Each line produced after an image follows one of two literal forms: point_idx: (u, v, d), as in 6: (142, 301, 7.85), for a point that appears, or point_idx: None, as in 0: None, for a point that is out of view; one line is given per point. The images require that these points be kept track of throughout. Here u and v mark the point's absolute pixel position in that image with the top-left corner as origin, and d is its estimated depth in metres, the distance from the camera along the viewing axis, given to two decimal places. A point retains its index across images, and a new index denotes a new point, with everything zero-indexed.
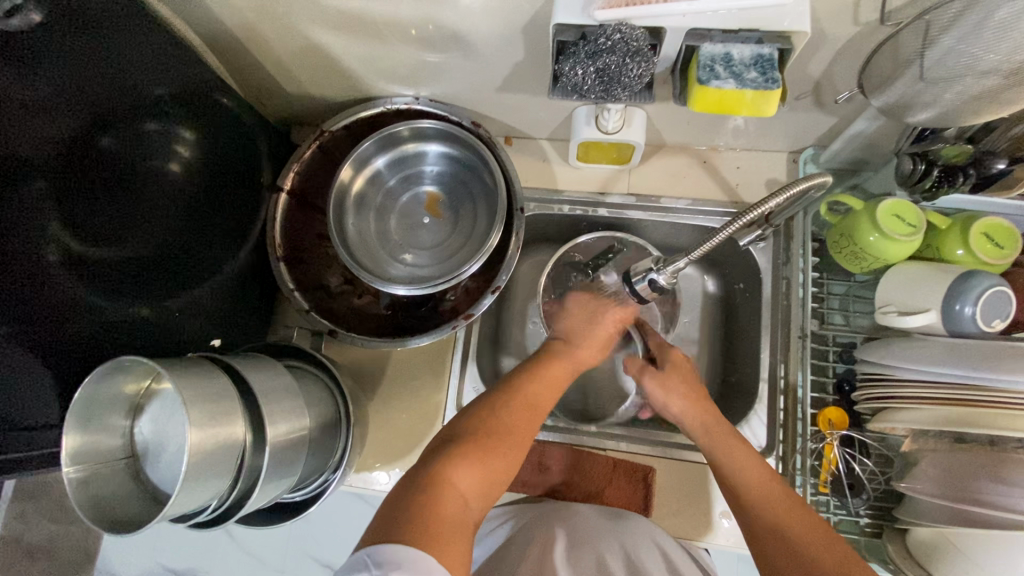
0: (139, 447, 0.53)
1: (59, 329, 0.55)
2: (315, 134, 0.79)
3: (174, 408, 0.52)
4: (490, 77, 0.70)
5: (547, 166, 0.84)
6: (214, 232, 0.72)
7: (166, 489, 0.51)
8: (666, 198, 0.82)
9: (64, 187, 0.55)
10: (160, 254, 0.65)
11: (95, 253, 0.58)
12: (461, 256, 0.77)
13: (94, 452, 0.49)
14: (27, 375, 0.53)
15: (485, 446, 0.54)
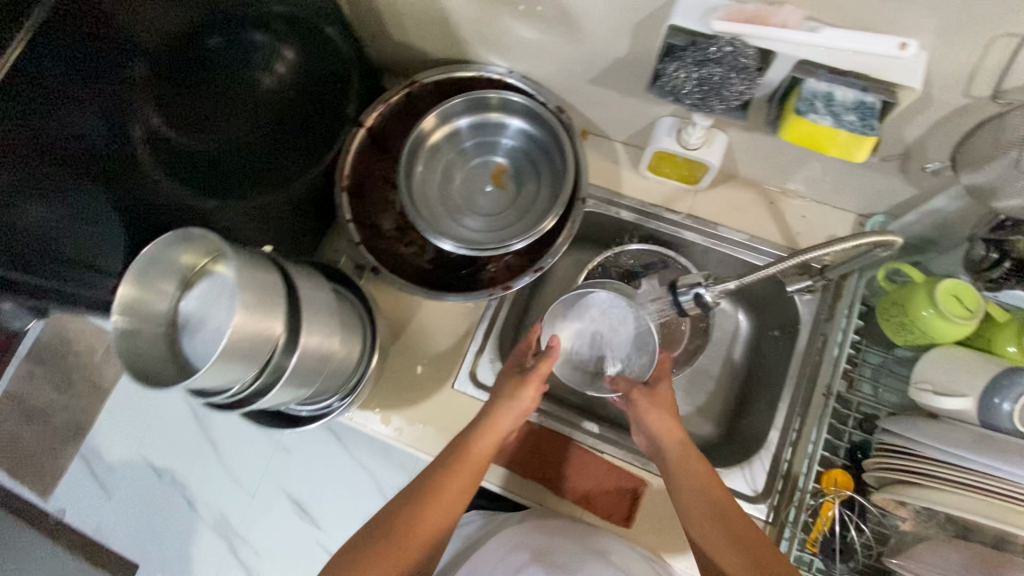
0: (179, 316, 0.55)
1: (128, 198, 0.59)
2: (406, 82, 0.81)
3: (220, 291, 0.55)
4: (587, 67, 0.71)
5: (615, 168, 0.85)
6: (290, 148, 0.75)
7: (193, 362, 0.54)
8: (724, 228, 0.82)
9: (157, 76, 0.59)
10: (234, 154, 0.68)
11: (175, 140, 0.62)
12: (515, 230, 0.79)
13: (140, 307, 0.52)
14: (99, 224, 0.58)
15: (398, 532, 0.58)
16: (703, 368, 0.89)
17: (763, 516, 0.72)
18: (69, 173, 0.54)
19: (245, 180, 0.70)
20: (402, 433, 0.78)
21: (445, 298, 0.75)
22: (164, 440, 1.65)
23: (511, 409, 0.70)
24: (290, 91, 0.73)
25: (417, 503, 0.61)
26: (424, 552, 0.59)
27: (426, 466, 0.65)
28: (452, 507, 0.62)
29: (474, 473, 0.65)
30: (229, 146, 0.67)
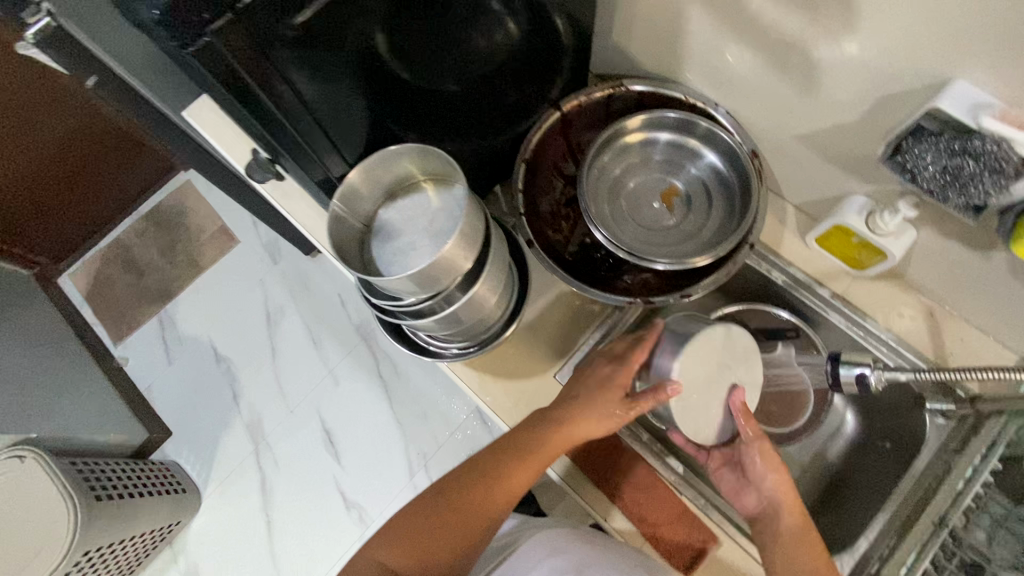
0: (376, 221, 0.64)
1: (346, 107, 0.65)
2: (614, 82, 0.83)
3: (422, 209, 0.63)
4: (802, 123, 0.72)
5: (780, 229, 0.84)
6: (483, 107, 0.79)
7: (384, 264, 0.61)
8: (874, 322, 0.79)
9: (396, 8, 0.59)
10: (433, 99, 0.72)
11: (389, 66, 0.64)
12: (667, 252, 0.77)
13: (353, 206, 0.61)
14: (327, 120, 0.64)
15: (457, 504, 0.66)
16: (793, 453, 0.86)
17: None
18: (308, 75, 0.58)
19: (438, 123, 0.75)
20: (494, 402, 0.79)
21: (584, 290, 0.76)
22: (236, 332, 1.74)
23: (588, 415, 0.66)
24: (504, 54, 0.75)
25: (479, 484, 0.67)
26: (477, 530, 0.66)
27: (497, 444, 0.70)
28: (504, 496, 0.67)
29: (537, 468, 0.67)
30: (432, 90, 0.71)
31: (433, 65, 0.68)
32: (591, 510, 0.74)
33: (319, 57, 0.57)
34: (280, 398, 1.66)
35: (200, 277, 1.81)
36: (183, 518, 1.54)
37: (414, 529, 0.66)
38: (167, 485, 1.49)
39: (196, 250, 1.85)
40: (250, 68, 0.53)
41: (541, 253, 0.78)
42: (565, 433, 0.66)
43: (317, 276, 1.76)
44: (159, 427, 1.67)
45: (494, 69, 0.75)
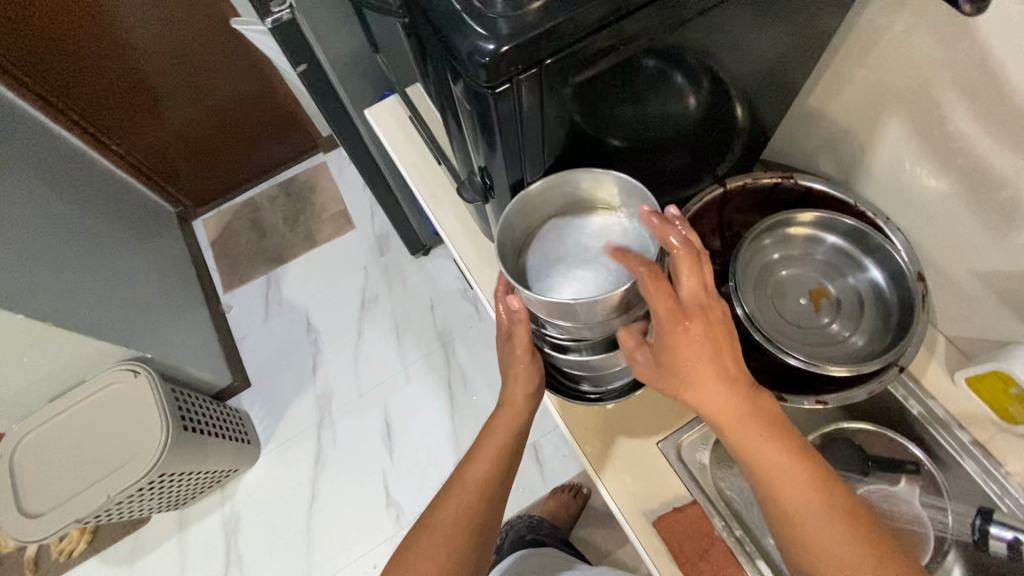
0: (543, 229, 0.68)
1: (526, 170, 0.62)
2: (784, 173, 0.83)
3: (594, 235, 0.66)
4: (987, 257, 0.70)
5: (926, 357, 0.80)
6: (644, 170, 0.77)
7: (535, 275, 0.64)
8: (1018, 484, 0.73)
9: (600, 88, 0.57)
10: (602, 162, 0.71)
11: (578, 136, 0.62)
12: (809, 351, 0.74)
13: (530, 209, 0.65)
14: (515, 170, 0.62)
15: (475, 487, 0.66)
16: None
17: None
18: (513, 132, 0.56)
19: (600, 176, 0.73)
20: (594, 451, 0.79)
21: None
22: (331, 309, 1.85)
23: (512, 400, 0.71)
24: (681, 127, 0.72)
25: (487, 459, 0.69)
26: (495, 506, 0.67)
27: (493, 424, 0.71)
28: (502, 449, 0.69)
29: (516, 421, 0.71)
30: (604, 156, 0.70)
31: (617, 134, 0.67)
32: None
33: (532, 123, 0.56)
34: (354, 380, 1.74)
35: (313, 250, 1.95)
36: (240, 467, 1.63)
37: (446, 528, 0.63)
38: (233, 433, 1.58)
39: (315, 225, 2.00)
40: (497, 124, 0.54)
41: None
42: (506, 410, 0.71)
43: (417, 276, 1.85)
44: (242, 376, 1.78)
45: (673, 141, 0.74)
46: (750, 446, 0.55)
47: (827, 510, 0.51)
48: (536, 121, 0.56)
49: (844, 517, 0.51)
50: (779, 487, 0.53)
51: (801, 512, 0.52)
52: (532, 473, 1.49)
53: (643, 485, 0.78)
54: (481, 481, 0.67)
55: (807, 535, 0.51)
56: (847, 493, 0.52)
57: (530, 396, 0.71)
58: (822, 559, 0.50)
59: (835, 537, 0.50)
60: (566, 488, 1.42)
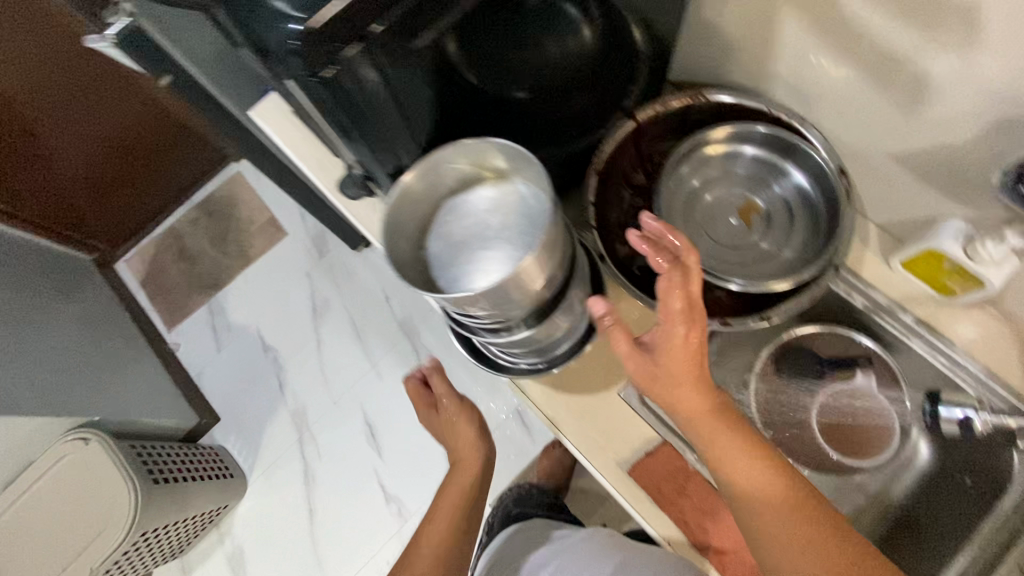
0: (437, 214, 0.62)
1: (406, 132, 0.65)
2: (693, 93, 0.80)
3: (489, 208, 0.61)
4: (900, 138, 0.68)
5: (862, 248, 0.80)
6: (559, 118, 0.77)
7: (437, 268, 0.59)
8: (961, 353, 0.75)
9: (470, 28, 0.58)
10: (510, 112, 0.73)
11: (467, 87, 0.65)
12: (747, 273, 0.75)
13: (411, 204, 0.59)
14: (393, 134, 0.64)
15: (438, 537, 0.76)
16: None
17: None
18: (372, 103, 0.58)
19: (507, 135, 0.74)
20: (558, 416, 0.78)
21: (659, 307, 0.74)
22: (283, 323, 1.78)
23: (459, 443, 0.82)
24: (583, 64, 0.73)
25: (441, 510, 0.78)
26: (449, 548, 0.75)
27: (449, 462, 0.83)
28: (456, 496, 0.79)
29: (465, 468, 0.81)
30: (510, 105, 0.71)
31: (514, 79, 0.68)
32: (656, 530, 0.74)
33: (389, 89, 0.58)
34: (323, 389, 1.69)
35: (250, 267, 1.85)
36: (230, 502, 1.59)
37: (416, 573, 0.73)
38: (214, 471, 1.53)
39: (245, 240, 1.89)
40: (351, 100, 0.56)
41: (613, 268, 0.77)
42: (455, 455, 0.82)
43: (364, 270, 1.78)
44: (209, 412, 1.71)
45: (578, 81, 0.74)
46: (717, 449, 0.58)
47: (798, 508, 0.55)
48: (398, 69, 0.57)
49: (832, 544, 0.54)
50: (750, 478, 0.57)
51: (771, 512, 0.55)
52: (520, 439, 1.49)
53: (616, 438, 0.77)
54: (461, 499, 0.79)
55: (769, 525, 0.55)
56: (806, 495, 0.56)
57: (468, 449, 0.81)
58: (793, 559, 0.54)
59: (795, 531, 0.54)
60: (555, 444, 1.43)
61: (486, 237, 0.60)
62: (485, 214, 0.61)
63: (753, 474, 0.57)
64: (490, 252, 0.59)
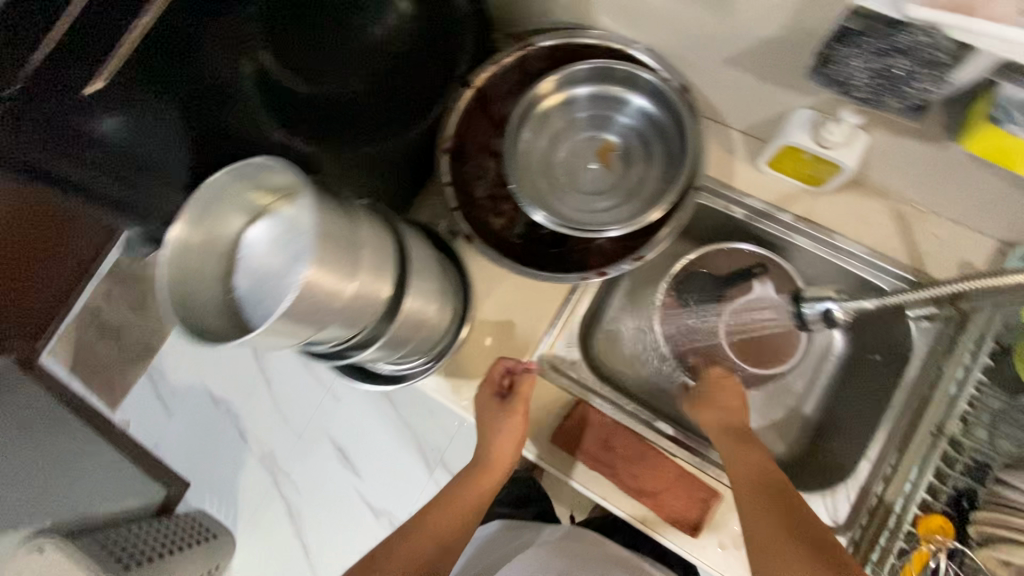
0: (185, 238, 0.45)
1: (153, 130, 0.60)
2: (522, 42, 0.76)
3: (266, 224, 0.48)
4: (725, 44, 0.65)
5: (730, 159, 0.79)
6: (398, 105, 0.75)
7: (249, 313, 0.47)
8: (841, 237, 0.75)
9: (285, 40, 0.68)
10: (336, 99, 0.72)
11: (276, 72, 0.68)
12: (616, 217, 0.75)
13: (195, 248, 0.46)
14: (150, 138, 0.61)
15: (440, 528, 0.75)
16: (785, 388, 0.85)
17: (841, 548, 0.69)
18: (93, 109, 0.54)
19: (339, 122, 0.72)
20: (473, 405, 0.77)
21: (539, 275, 0.72)
22: (223, 372, 1.71)
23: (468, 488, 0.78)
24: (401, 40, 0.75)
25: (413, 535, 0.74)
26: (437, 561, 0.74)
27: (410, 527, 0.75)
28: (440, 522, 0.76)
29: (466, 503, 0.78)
30: (337, 90, 0.73)
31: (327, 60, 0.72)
32: (592, 491, 0.73)
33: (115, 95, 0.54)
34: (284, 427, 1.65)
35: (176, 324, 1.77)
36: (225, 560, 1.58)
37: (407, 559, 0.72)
38: (192, 539, 1.51)
39: None
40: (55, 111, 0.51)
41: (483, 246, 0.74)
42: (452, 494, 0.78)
43: None
44: (177, 479, 1.68)
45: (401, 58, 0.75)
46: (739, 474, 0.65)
47: (771, 538, 0.58)
48: (174, 75, 0.57)
49: (805, 544, 0.56)
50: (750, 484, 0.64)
51: (757, 506, 0.61)
52: None
53: (530, 414, 0.77)
54: (461, 511, 0.77)
55: (760, 544, 0.58)
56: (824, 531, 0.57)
57: (484, 482, 0.79)
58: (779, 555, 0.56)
59: (773, 526, 0.58)
60: None
61: (273, 255, 0.47)
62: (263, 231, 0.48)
63: (767, 501, 0.61)
64: (278, 269, 0.47)
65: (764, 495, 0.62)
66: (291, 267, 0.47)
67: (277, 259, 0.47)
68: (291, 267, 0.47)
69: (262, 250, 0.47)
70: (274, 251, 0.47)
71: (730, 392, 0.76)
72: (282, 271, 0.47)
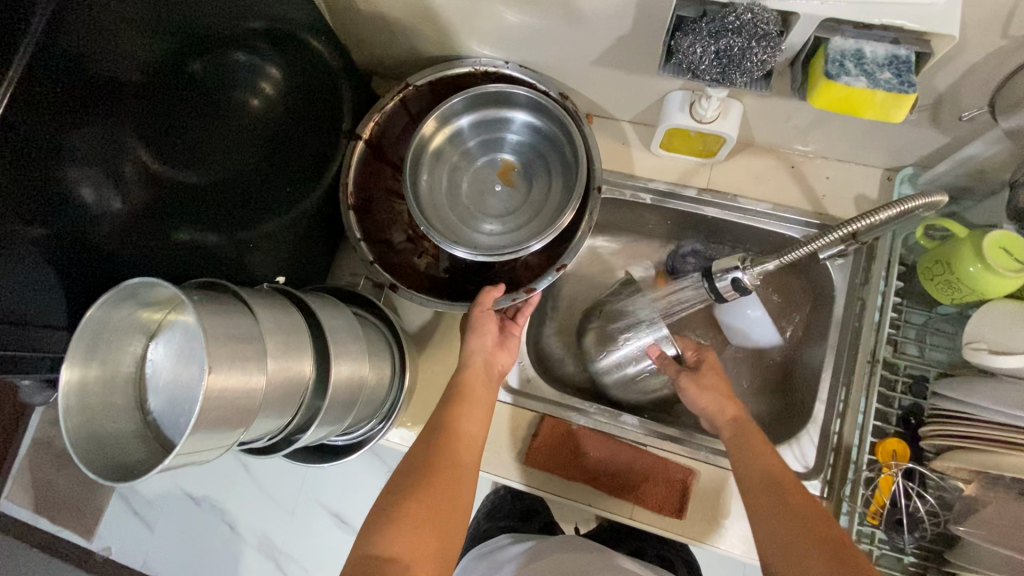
0: (79, 382, 0.42)
1: (58, 287, 0.48)
2: (398, 86, 0.78)
3: (157, 340, 0.47)
4: (588, 49, 0.68)
5: (626, 149, 0.82)
6: (293, 168, 0.71)
7: (167, 432, 0.46)
8: (744, 198, 0.79)
9: (160, 129, 0.55)
10: (232, 182, 0.64)
11: (168, 174, 0.56)
12: (528, 230, 0.77)
13: (94, 384, 0.44)
14: (46, 297, 0.47)
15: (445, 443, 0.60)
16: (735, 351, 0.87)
17: (818, 493, 0.70)
18: None
19: (244, 205, 0.65)
20: None
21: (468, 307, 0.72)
22: None
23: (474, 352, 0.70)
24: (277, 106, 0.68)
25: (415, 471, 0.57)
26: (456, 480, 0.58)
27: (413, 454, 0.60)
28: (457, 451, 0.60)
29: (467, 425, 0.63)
30: (230, 173, 0.63)
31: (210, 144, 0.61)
32: (577, 501, 0.73)
33: None
34: None
35: None
36: None
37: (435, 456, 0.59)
38: None
39: None
40: None
41: (409, 291, 0.74)
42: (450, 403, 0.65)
43: None
44: None
45: (286, 124, 0.69)
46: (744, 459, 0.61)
47: (763, 489, 0.58)
48: (29, 206, 0.44)
49: (812, 510, 0.54)
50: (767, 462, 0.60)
51: (764, 497, 0.57)
52: None
53: (498, 441, 0.77)
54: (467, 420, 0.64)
55: (760, 490, 0.58)
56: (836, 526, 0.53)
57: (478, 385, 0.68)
58: (787, 558, 0.52)
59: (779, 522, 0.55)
60: None
61: (173, 367, 0.46)
62: (156, 347, 0.47)
63: (768, 491, 0.57)
64: (183, 378, 0.46)
65: (771, 486, 0.57)
66: (195, 372, 0.46)
67: (179, 370, 0.46)
68: (195, 372, 0.46)
69: (161, 366, 0.47)
70: (173, 363, 0.46)
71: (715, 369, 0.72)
72: (188, 380, 0.46)
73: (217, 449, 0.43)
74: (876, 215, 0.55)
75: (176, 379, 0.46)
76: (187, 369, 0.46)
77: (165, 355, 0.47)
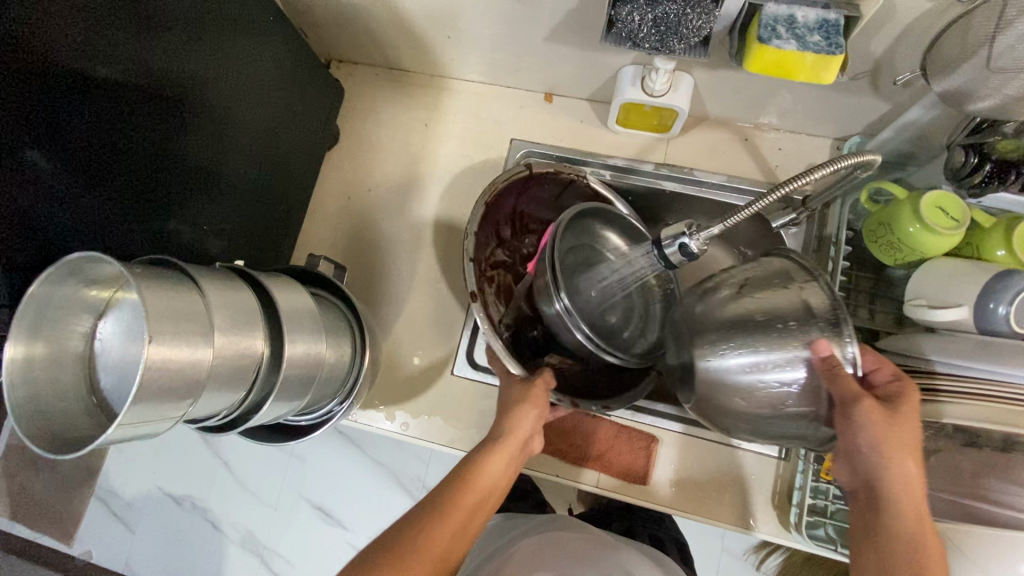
0: (24, 358, 0.42)
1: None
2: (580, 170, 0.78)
3: (106, 317, 0.47)
4: (538, 26, 0.69)
5: (584, 127, 0.83)
6: (202, 124, 0.62)
7: (113, 407, 0.46)
8: (700, 172, 0.79)
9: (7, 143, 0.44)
10: (154, 170, 0.57)
11: (50, 181, 0.48)
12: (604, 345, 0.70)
13: (40, 361, 0.43)
14: None
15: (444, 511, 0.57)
16: None
17: (777, 454, 0.73)
18: None
19: (181, 189, 0.61)
20: (408, 426, 0.77)
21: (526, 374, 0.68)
22: None
23: (517, 422, 0.63)
24: (143, 61, 0.54)
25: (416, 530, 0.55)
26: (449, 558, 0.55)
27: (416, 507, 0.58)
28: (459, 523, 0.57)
29: (484, 489, 0.59)
30: (143, 162, 0.56)
31: (104, 142, 0.52)
32: (547, 472, 0.74)
33: None
34: None
35: None
36: None
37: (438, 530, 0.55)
38: None
39: None
40: None
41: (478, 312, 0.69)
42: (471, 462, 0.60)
43: None
44: None
45: (168, 80, 0.57)
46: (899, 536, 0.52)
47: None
48: None
49: None
50: (909, 529, 0.52)
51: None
52: None
53: (463, 418, 0.77)
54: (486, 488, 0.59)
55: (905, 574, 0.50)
56: None
57: (510, 456, 0.62)
58: None
59: None
60: None
61: (120, 343, 0.46)
62: (102, 323, 0.47)
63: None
64: (129, 353, 0.46)
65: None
66: (143, 348, 0.46)
67: (126, 345, 0.46)
68: (143, 347, 0.46)
69: (109, 342, 0.47)
70: (120, 338, 0.46)
71: (912, 419, 0.52)
72: (136, 356, 0.46)
73: (165, 422, 0.43)
74: (813, 174, 0.55)
75: (122, 354, 0.46)
76: (133, 345, 0.46)
77: (112, 332, 0.47)
